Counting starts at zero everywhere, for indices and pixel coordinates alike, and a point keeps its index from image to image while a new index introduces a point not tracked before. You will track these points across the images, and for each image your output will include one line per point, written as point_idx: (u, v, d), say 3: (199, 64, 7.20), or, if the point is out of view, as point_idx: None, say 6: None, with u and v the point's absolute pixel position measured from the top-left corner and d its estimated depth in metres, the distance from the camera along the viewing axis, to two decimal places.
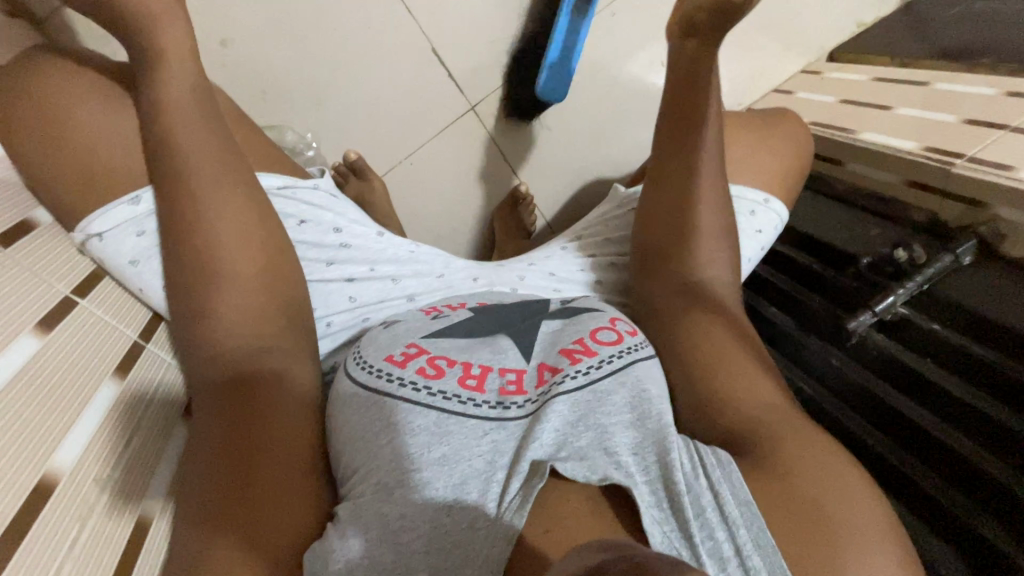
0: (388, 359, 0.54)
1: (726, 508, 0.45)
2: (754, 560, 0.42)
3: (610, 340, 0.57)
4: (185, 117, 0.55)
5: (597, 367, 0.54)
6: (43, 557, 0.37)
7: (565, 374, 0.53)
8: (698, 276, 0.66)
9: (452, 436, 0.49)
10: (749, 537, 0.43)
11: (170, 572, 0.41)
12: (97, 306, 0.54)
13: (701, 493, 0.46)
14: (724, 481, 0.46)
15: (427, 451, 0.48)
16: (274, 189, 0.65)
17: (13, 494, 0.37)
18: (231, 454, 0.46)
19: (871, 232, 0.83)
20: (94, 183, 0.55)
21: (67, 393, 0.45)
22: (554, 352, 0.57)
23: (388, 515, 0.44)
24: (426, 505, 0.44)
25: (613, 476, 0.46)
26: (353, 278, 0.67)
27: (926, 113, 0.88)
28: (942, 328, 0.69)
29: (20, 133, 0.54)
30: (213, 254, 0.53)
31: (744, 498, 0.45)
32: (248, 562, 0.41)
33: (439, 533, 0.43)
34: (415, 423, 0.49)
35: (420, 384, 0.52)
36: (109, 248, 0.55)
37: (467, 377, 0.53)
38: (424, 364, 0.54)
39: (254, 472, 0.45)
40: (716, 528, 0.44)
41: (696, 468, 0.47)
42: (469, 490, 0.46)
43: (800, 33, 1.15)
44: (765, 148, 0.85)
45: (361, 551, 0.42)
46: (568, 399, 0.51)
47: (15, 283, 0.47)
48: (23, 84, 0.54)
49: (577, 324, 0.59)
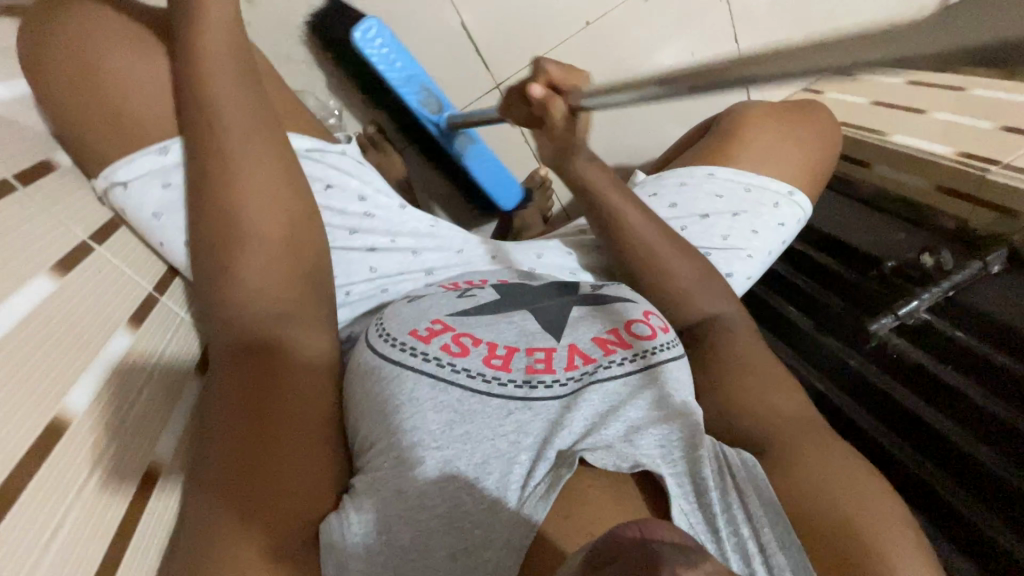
0: (412, 333, 0.53)
1: (752, 506, 0.45)
2: (779, 559, 0.43)
3: (645, 335, 0.56)
4: (213, 67, 0.54)
5: (631, 361, 0.54)
6: (49, 504, 0.36)
7: (599, 364, 0.53)
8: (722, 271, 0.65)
9: (475, 415, 0.48)
10: (773, 536, 0.44)
11: (187, 529, 0.41)
12: (115, 256, 0.53)
13: (728, 492, 0.46)
14: (749, 480, 0.47)
15: (449, 429, 0.47)
16: (303, 151, 0.65)
17: (22, 435, 0.36)
18: (252, 420, 0.45)
19: (896, 237, 0.83)
20: (120, 130, 0.53)
21: (80, 338, 0.44)
22: (587, 338, 0.56)
23: (406, 492, 0.43)
24: (446, 485, 0.44)
25: (642, 462, 0.46)
26: (375, 248, 0.66)
27: (962, 118, 0.86)
28: (964, 335, 0.67)
29: (45, 72, 0.52)
30: (241, 212, 0.52)
31: (768, 498, 0.45)
32: (269, 530, 0.41)
33: (457, 514, 0.43)
34: (437, 400, 0.48)
35: (444, 360, 0.51)
36: (132, 198, 0.54)
37: (494, 358, 0.53)
38: (449, 341, 0.53)
39: (277, 442, 0.45)
40: (740, 523, 0.44)
41: (722, 466, 0.47)
42: (490, 471, 0.46)
43: (832, 32, 1.14)
44: (794, 144, 0.84)
45: (380, 526, 0.42)
46: (600, 387, 0.52)
47: (33, 223, 0.45)
48: (51, 21, 0.53)
49: (611, 312, 0.59)
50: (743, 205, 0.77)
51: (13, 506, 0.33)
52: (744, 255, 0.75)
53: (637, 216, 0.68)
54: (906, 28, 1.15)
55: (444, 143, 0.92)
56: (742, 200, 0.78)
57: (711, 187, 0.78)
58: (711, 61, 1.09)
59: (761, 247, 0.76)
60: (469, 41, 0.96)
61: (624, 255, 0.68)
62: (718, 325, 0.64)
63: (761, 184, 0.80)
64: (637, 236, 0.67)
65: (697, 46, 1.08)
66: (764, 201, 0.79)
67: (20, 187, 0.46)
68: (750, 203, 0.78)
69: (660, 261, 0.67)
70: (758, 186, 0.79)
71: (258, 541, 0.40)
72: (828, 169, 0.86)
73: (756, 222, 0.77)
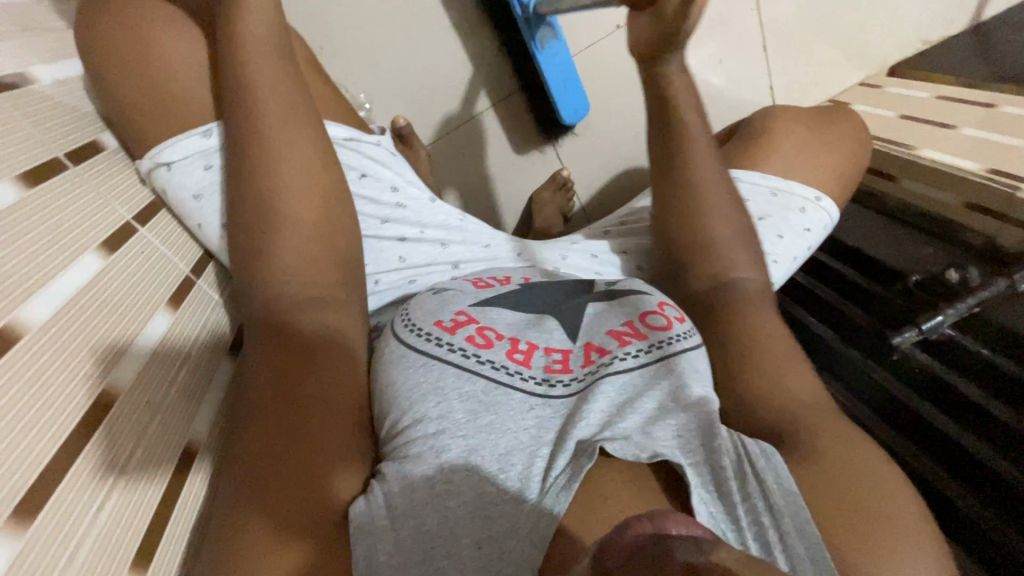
0: (437, 324, 0.54)
1: (772, 495, 0.43)
2: (799, 548, 0.41)
3: (660, 325, 0.55)
4: (256, 53, 0.55)
5: (647, 352, 0.53)
6: (98, 474, 0.37)
7: (614, 356, 0.53)
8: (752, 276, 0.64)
9: (499, 406, 0.49)
10: (794, 525, 0.42)
11: (222, 506, 0.43)
12: (155, 237, 0.53)
13: (748, 480, 0.44)
14: (769, 468, 0.45)
15: (473, 418, 0.47)
16: (339, 139, 0.66)
17: (74, 407, 0.37)
18: (279, 397, 0.46)
19: (922, 250, 0.83)
20: (166, 114, 0.55)
21: (128, 314, 0.45)
22: (601, 332, 0.56)
23: (433, 478, 0.44)
24: (471, 472, 0.45)
25: (662, 453, 0.46)
26: (405, 237, 0.67)
27: (994, 134, 0.85)
28: (989, 353, 0.67)
29: (97, 55, 0.54)
30: (278, 197, 0.53)
31: (789, 487, 0.44)
32: (297, 503, 0.42)
33: (482, 501, 0.43)
34: (461, 390, 0.49)
35: (469, 351, 0.52)
36: (175, 179, 0.55)
37: (516, 351, 0.53)
38: (473, 332, 0.54)
39: (306, 421, 0.45)
40: (761, 512, 0.43)
41: (740, 453, 0.46)
42: (512, 457, 0.46)
43: (861, 45, 1.13)
44: (821, 153, 0.83)
45: (405, 510, 0.43)
46: (616, 379, 0.51)
47: (83, 201, 0.47)
48: (106, 6, 0.55)
49: (624, 306, 0.58)
50: (768, 211, 0.77)
51: (60, 481, 0.34)
52: (769, 260, 0.74)
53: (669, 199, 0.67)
54: (937, 43, 1.14)
55: (526, 31, 0.90)
56: (769, 205, 0.78)
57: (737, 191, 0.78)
58: (738, 68, 1.09)
59: (785, 252, 0.76)
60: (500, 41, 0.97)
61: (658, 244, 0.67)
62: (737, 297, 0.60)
63: (787, 190, 0.80)
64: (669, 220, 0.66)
65: (725, 54, 1.08)
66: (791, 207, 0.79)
67: (71, 165, 0.48)
68: (776, 209, 0.78)
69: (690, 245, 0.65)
70: (785, 191, 0.79)
71: (278, 529, 0.41)
72: (857, 173, 0.85)
73: (781, 227, 0.76)
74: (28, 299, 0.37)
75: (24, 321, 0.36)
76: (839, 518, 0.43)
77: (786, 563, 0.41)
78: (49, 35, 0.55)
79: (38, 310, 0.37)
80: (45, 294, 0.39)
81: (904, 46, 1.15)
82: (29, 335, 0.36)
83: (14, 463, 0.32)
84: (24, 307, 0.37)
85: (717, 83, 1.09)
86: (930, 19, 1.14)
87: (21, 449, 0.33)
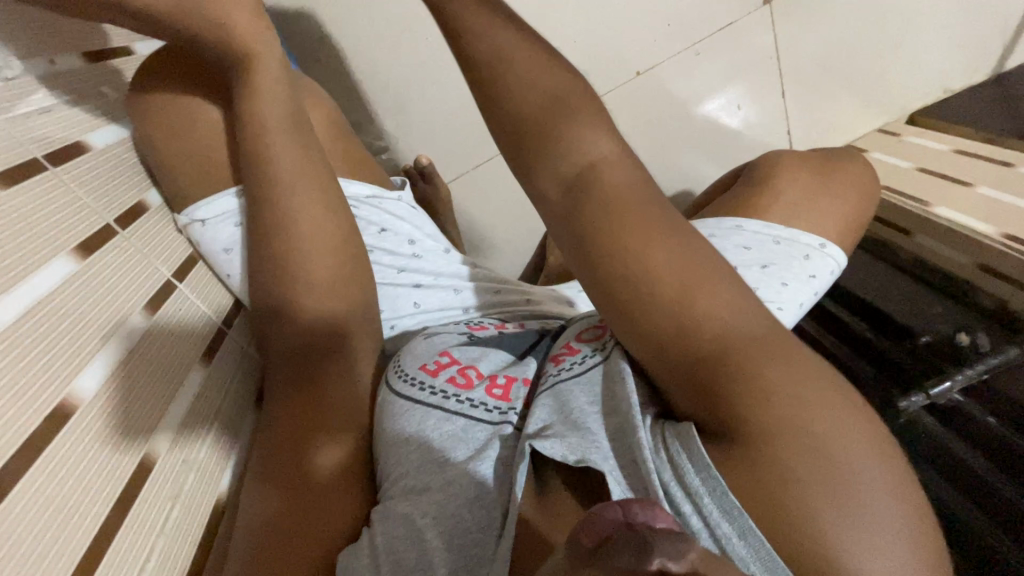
0: (421, 367, 0.56)
1: (688, 479, 0.39)
2: (725, 528, 0.38)
3: (594, 336, 0.54)
4: (281, 119, 0.58)
5: (580, 363, 0.51)
6: (143, 532, 0.42)
7: (551, 373, 0.52)
8: (695, 274, 0.42)
9: (474, 440, 0.50)
10: (714, 505, 0.38)
11: (238, 537, 0.47)
12: (192, 291, 0.57)
13: (662, 470, 0.41)
14: (682, 449, 0.40)
15: (453, 453, 0.49)
16: (361, 197, 0.70)
17: (122, 470, 0.42)
18: (297, 430, 0.53)
19: (932, 308, 0.84)
20: (204, 177, 0.59)
21: (168, 371, 0.50)
22: (546, 359, 0.56)
23: (412, 516, 0.46)
24: (446, 501, 0.46)
25: (589, 458, 0.42)
26: (420, 284, 0.70)
27: (1006, 195, 0.85)
28: (996, 422, 0.67)
29: (148, 121, 0.59)
30: (294, 257, 0.56)
31: (704, 462, 0.39)
32: (295, 529, 0.47)
33: (460, 530, 0.45)
34: (442, 429, 0.51)
35: (450, 392, 0.53)
36: (208, 233, 0.59)
37: (495, 387, 0.54)
38: (455, 373, 0.55)
39: (313, 457, 0.51)
40: (681, 502, 0.39)
41: (657, 440, 0.42)
42: (476, 465, 0.48)
43: (883, 91, 1.13)
44: (824, 193, 0.81)
45: (385, 547, 0.45)
46: (554, 392, 0.50)
47: (127, 264, 0.51)
48: (151, 74, 0.60)
49: (568, 332, 0.58)
50: (771, 257, 0.74)
51: (113, 544, 0.39)
52: (775, 308, 0.68)
53: (561, 83, 0.47)
54: (959, 92, 1.14)
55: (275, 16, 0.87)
56: (771, 252, 0.74)
57: (738, 239, 0.75)
58: (757, 113, 1.10)
59: (791, 298, 0.71)
60: None
61: (549, 139, 0.46)
62: (669, 250, 0.43)
63: (789, 237, 0.76)
64: (568, 130, 0.46)
65: (743, 99, 1.10)
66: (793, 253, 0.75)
67: (121, 231, 0.52)
68: (779, 257, 0.74)
69: (580, 139, 0.46)
70: (787, 237, 0.76)
71: (269, 538, 0.46)
72: (863, 217, 0.83)
73: (785, 275, 0.72)
74: (81, 372, 0.41)
75: (77, 396, 0.40)
76: (771, 511, 0.36)
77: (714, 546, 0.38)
78: (110, 104, 0.62)
79: (90, 379, 0.42)
80: (95, 363, 0.43)
81: (925, 95, 1.14)
82: (82, 409, 0.40)
83: (73, 528, 0.37)
84: (75, 382, 0.41)
85: (733, 126, 1.10)
86: (953, 69, 1.14)
87: (77, 517, 0.37)
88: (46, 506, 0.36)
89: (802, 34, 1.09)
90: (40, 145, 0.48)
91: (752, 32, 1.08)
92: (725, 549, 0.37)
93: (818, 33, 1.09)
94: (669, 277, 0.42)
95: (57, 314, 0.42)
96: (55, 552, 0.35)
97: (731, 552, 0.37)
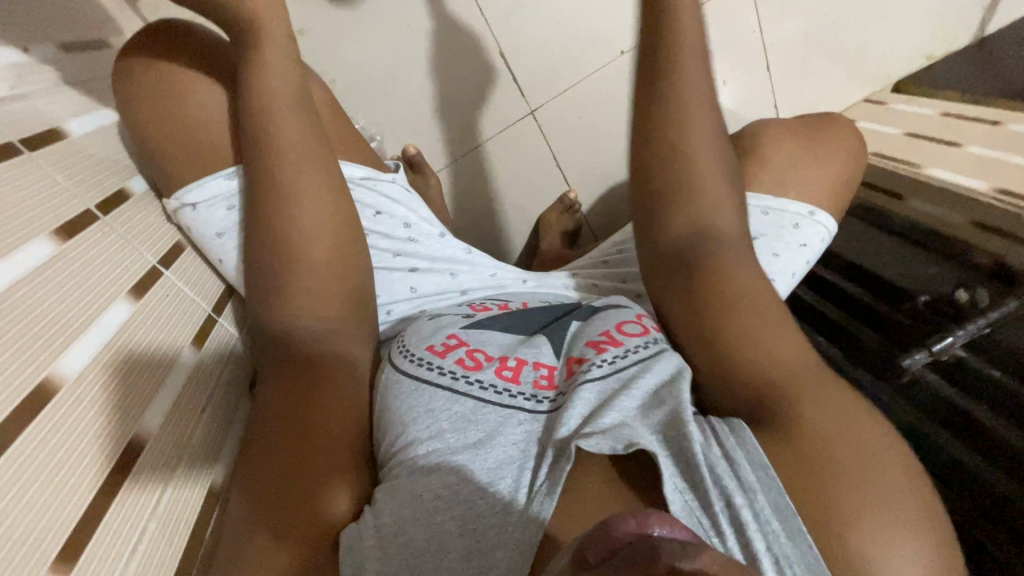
0: (429, 348, 0.55)
1: (742, 473, 0.42)
2: (774, 525, 0.40)
3: (636, 332, 0.55)
4: (262, 100, 0.56)
5: (624, 357, 0.52)
6: (132, 517, 0.41)
7: (591, 363, 0.52)
8: (774, 321, 0.50)
9: (486, 422, 0.49)
10: (768, 503, 0.40)
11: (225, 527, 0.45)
12: (179, 278, 0.56)
13: (716, 462, 0.43)
14: (738, 447, 0.43)
15: (460, 435, 0.48)
16: (356, 178, 0.69)
17: (108, 454, 0.41)
18: (291, 422, 0.50)
19: (930, 271, 0.83)
20: (187, 162, 0.58)
21: (155, 356, 0.49)
22: (581, 344, 0.55)
23: (422, 496, 0.44)
24: (459, 488, 0.45)
25: (639, 442, 0.43)
26: (415, 268, 0.69)
27: (998, 152, 0.85)
28: (999, 373, 0.66)
29: (128, 104, 0.58)
30: (292, 242, 0.55)
31: (762, 462, 0.42)
32: (291, 524, 0.44)
33: (472, 515, 0.43)
34: (452, 410, 0.50)
35: (458, 373, 0.52)
36: (199, 217, 0.58)
37: (505, 368, 0.53)
38: (463, 355, 0.54)
39: (310, 430, 0.49)
40: (734, 493, 0.41)
41: (709, 436, 0.45)
42: (481, 449, 0.47)
43: (868, 61, 1.14)
44: (811, 156, 0.80)
45: (393, 527, 0.43)
46: (591, 385, 0.50)
47: (110, 250, 0.50)
48: (127, 56, 0.59)
49: (604, 318, 0.58)
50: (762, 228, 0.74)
51: (98, 528, 0.38)
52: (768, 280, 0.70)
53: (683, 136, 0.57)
54: (942, 59, 1.14)
55: None
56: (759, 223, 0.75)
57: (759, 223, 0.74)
58: (743, 87, 1.10)
59: (782, 270, 0.73)
60: (508, 75, 1.02)
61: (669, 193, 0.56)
62: (755, 300, 0.51)
63: (779, 207, 0.76)
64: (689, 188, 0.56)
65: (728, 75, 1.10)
66: (783, 224, 0.76)
67: (103, 217, 0.51)
68: (770, 228, 0.75)
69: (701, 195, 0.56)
70: (776, 210, 0.76)
71: (265, 533, 0.43)
72: (853, 188, 0.83)
73: (776, 245, 0.73)
74: (63, 352, 0.41)
75: (60, 375, 0.39)
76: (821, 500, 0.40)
77: (762, 542, 0.39)
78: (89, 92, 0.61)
79: (71, 363, 0.41)
80: (78, 345, 0.42)
81: (909, 63, 1.15)
82: (67, 387, 0.40)
83: (56, 512, 0.36)
84: (58, 363, 0.40)
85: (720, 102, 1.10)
86: (935, 35, 1.14)
87: (59, 501, 0.36)
88: (26, 487, 0.34)
89: (783, 8, 1.09)
90: (15, 130, 0.47)
91: (733, 7, 1.08)
92: (776, 554, 0.39)
93: (799, 5, 1.10)
94: (753, 312, 0.50)
95: (38, 295, 0.41)
96: (38, 534, 0.34)
97: (778, 554, 0.39)
